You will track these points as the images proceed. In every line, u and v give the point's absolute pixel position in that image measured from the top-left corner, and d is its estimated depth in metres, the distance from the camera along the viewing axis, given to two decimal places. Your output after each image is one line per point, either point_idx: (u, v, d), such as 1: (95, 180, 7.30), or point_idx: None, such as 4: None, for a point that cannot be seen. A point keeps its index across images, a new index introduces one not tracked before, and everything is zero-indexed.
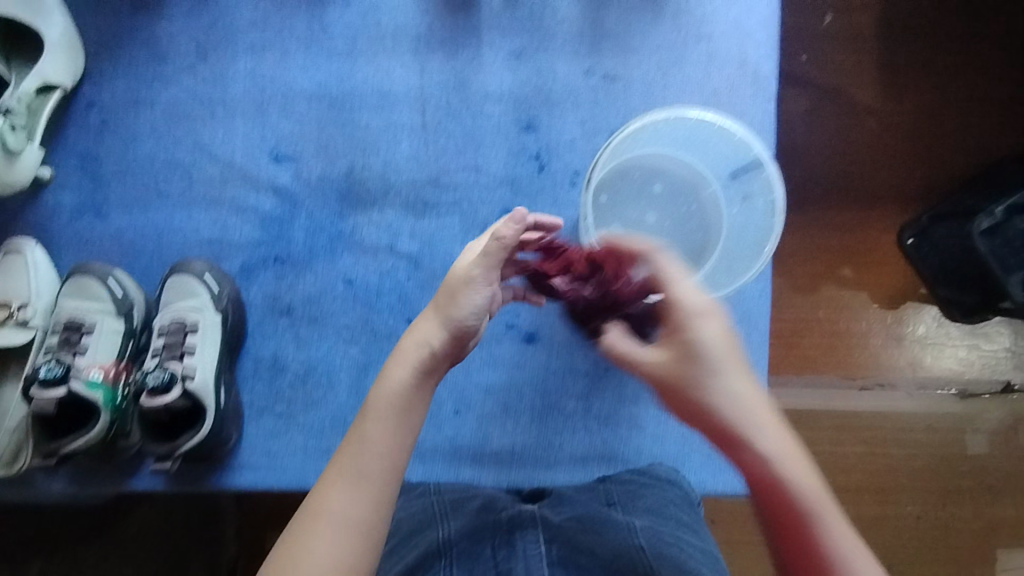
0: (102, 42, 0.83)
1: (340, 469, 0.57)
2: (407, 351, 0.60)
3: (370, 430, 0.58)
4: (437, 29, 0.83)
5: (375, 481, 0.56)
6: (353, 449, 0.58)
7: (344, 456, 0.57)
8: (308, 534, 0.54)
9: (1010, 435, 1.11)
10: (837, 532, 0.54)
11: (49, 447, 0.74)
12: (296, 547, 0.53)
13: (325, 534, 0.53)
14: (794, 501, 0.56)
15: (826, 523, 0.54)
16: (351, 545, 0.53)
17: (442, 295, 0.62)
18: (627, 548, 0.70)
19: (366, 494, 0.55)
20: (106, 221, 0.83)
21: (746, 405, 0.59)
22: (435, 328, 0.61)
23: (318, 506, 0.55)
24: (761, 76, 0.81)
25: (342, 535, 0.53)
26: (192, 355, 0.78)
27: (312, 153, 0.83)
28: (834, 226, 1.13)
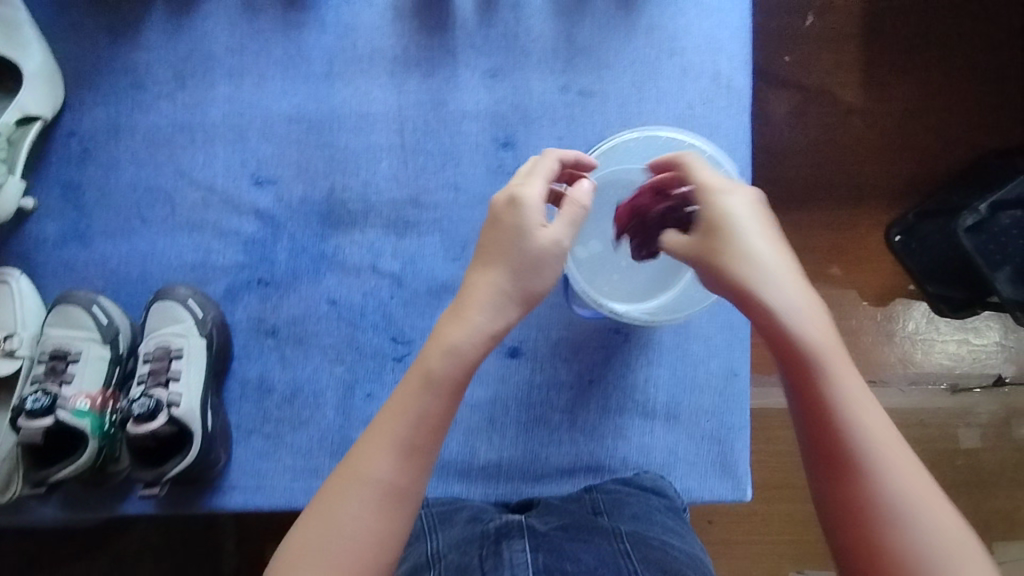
0: (81, 73, 0.85)
1: (377, 440, 0.58)
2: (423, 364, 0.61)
3: (413, 402, 0.59)
4: (413, 50, 0.84)
5: (414, 453, 0.58)
6: (395, 420, 0.58)
7: (383, 428, 0.59)
8: (342, 501, 0.56)
9: (1002, 427, 1.12)
10: (886, 448, 0.50)
11: (37, 476, 0.74)
12: (334, 511, 0.56)
13: (363, 499, 0.56)
14: (833, 396, 0.52)
15: (869, 431, 0.51)
16: (386, 513, 0.56)
17: (522, 263, 0.61)
18: (612, 551, 0.69)
19: (405, 464, 0.57)
20: (90, 248, 0.84)
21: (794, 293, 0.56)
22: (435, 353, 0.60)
23: (355, 473, 0.57)
24: (735, 88, 0.82)
25: (372, 505, 0.56)
26: (176, 381, 0.79)
27: (292, 176, 0.84)
28: (818, 227, 1.14)
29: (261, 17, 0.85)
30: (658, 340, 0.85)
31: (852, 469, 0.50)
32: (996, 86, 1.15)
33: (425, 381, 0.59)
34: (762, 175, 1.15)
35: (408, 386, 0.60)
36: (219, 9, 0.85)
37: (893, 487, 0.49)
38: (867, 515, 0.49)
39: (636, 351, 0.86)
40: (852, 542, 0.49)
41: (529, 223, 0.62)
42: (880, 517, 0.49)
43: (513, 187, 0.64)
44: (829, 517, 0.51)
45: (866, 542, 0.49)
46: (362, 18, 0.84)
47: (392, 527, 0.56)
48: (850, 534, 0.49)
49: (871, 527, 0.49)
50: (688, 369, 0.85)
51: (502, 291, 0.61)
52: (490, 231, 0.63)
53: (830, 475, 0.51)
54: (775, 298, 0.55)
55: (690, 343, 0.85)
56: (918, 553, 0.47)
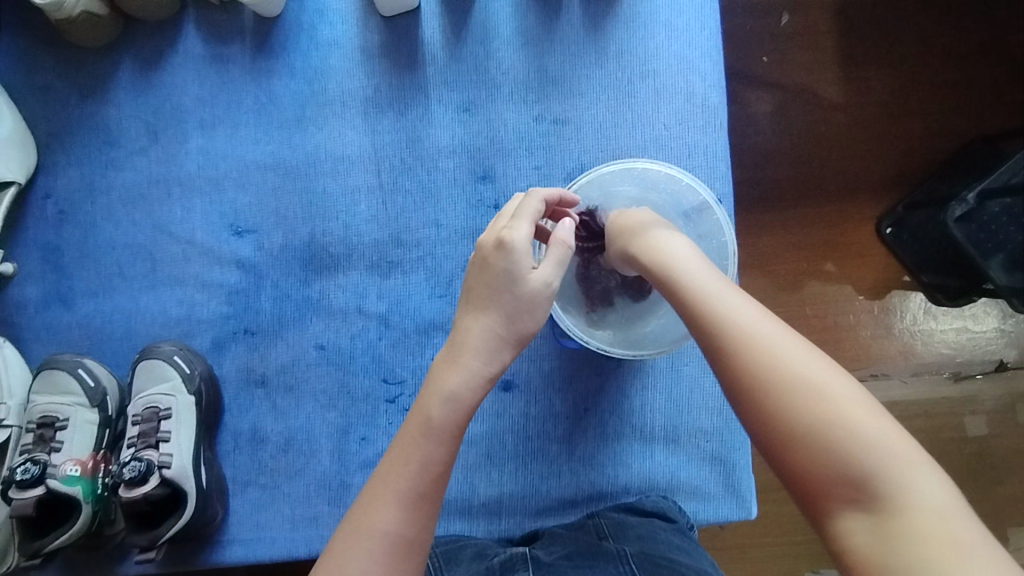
0: (53, 134, 0.85)
1: (378, 492, 0.57)
2: (410, 426, 0.59)
3: (415, 453, 0.58)
4: (384, 89, 0.84)
5: (417, 504, 0.56)
6: (399, 469, 0.57)
7: (384, 479, 0.57)
8: (348, 555, 0.54)
9: (1010, 413, 1.11)
10: (762, 325, 0.52)
11: (32, 546, 0.74)
12: (335, 561, 0.54)
13: (364, 553, 0.54)
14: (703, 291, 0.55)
15: (746, 315, 0.53)
16: (392, 567, 0.54)
17: (516, 307, 0.61)
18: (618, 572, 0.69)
19: (408, 515, 0.56)
20: (73, 309, 0.84)
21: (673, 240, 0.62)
22: (426, 408, 0.59)
23: (361, 527, 0.55)
24: (710, 106, 0.81)
25: (378, 559, 0.54)
26: (167, 442, 0.78)
27: (270, 223, 0.83)
28: (805, 229, 1.14)
29: (229, 67, 0.85)
30: (652, 363, 0.84)
31: (732, 348, 0.51)
32: (978, 76, 1.14)
33: (422, 431, 0.58)
34: (744, 184, 1.15)
35: (410, 434, 0.59)
36: (186, 63, 0.85)
37: (776, 352, 0.49)
38: (757, 392, 0.49)
39: (630, 377, 0.85)
40: (753, 420, 0.49)
41: (520, 267, 0.61)
42: (767, 386, 0.48)
43: (500, 231, 0.63)
44: (732, 402, 0.51)
45: (766, 418, 0.48)
46: (330, 61, 0.84)
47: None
48: (752, 416, 0.49)
49: (758, 398, 0.49)
50: (683, 390, 0.84)
51: (498, 333, 0.60)
52: (480, 275, 0.62)
53: (719, 360, 0.52)
54: (655, 250, 0.62)
55: (681, 364, 0.84)
56: (809, 414, 0.46)
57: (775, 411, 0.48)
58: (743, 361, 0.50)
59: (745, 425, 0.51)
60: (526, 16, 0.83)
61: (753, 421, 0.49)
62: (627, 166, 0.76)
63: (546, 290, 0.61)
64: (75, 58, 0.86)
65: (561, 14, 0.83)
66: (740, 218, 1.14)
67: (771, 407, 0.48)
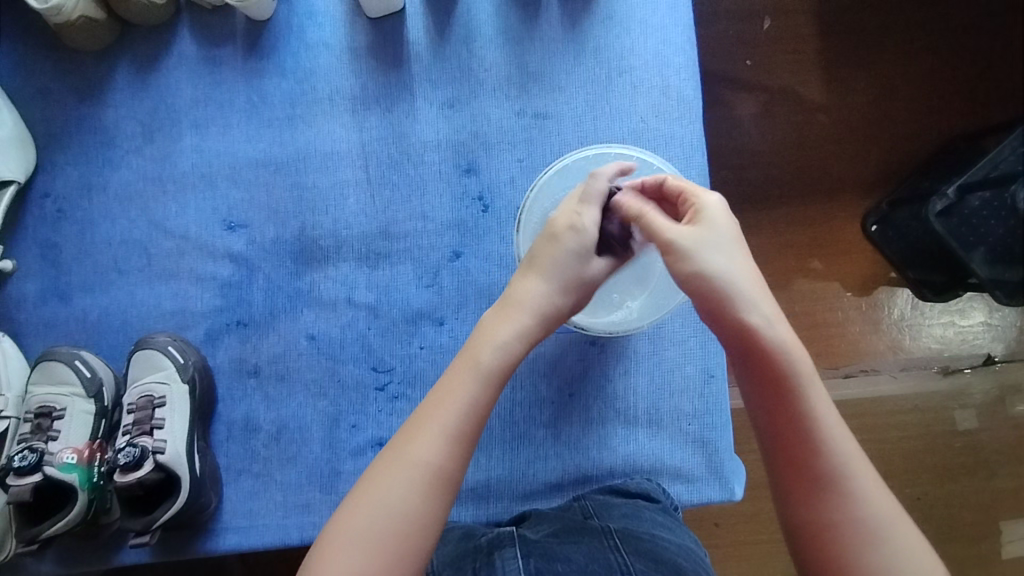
0: (52, 135, 0.88)
1: (424, 421, 0.63)
2: (460, 366, 0.66)
3: (460, 394, 0.64)
4: (372, 87, 0.87)
5: (457, 442, 0.63)
6: (443, 408, 0.63)
7: (431, 412, 0.63)
8: (389, 481, 0.61)
9: (998, 405, 1.13)
10: (861, 479, 0.59)
11: (29, 532, 0.75)
12: (382, 480, 0.61)
13: (407, 477, 0.61)
14: (814, 433, 0.60)
15: (850, 465, 0.59)
16: (427, 495, 0.61)
17: (576, 283, 0.67)
18: (601, 548, 0.71)
19: (450, 451, 0.62)
20: (71, 304, 0.86)
21: (796, 350, 0.61)
22: (484, 348, 0.65)
23: (401, 456, 0.62)
24: (685, 99, 0.84)
25: (417, 486, 0.61)
26: (161, 429, 0.80)
27: (262, 218, 0.86)
28: (787, 221, 1.16)
29: (222, 68, 0.88)
30: (636, 347, 0.87)
31: (827, 497, 0.58)
32: (952, 71, 1.17)
33: (471, 375, 0.64)
34: (726, 178, 1.17)
35: (457, 372, 0.65)
36: (181, 65, 0.88)
37: (865, 512, 0.58)
38: (835, 544, 0.58)
39: (614, 362, 0.87)
40: (817, 558, 0.58)
41: (587, 248, 0.67)
42: (846, 534, 0.57)
43: (572, 212, 0.68)
44: (794, 490, 0.60)
45: (831, 563, 0.58)
46: (319, 62, 0.87)
47: (427, 512, 0.61)
48: (816, 557, 0.58)
49: (835, 546, 0.58)
50: (664, 374, 0.86)
51: (553, 305, 0.67)
52: (547, 247, 0.68)
53: (806, 498, 0.59)
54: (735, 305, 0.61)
55: (663, 351, 0.86)
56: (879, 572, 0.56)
57: (846, 562, 0.57)
58: (831, 512, 0.58)
59: (793, 513, 0.60)
60: (507, 16, 0.87)
61: (815, 555, 0.59)
62: (600, 153, 0.81)
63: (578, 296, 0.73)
64: (72, 61, 0.89)
65: (540, 13, 0.87)
66: None
67: (847, 558, 0.57)
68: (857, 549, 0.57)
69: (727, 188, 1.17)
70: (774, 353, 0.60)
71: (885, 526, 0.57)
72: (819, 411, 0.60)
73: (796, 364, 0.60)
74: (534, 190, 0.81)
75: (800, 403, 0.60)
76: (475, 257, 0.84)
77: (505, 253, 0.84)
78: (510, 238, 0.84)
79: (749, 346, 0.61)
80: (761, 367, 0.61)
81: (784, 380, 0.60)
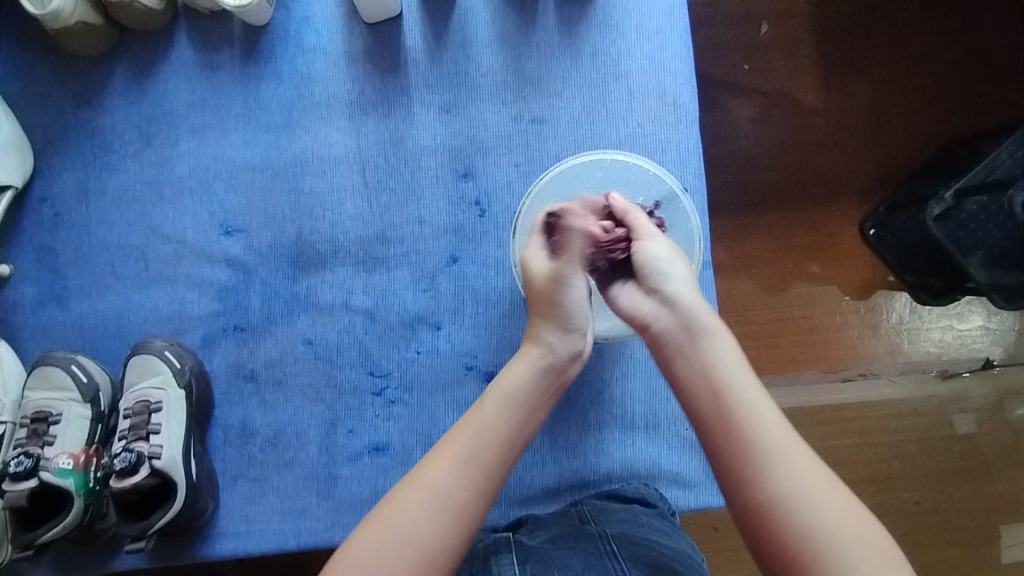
0: (50, 140, 0.89)
1: (445, 451, 0.65)
2: (485, 401, 0.68)
3: (485, 426, 0.66)
4: (369, 92, 0.87)
5: (478, 472, 0.64)
6: (465, 438, 0.65)
7: (451, 442, 0.65)
8: (405, 508, 0.62)
9: (997, 410, 1.13)
10: (797, 458, 0.60)
11: (24, 538, 0.75)
12: (398, 509, 0.62)
13: (426, 505, 0.61)
14: (747, 414, 0.62)
15: (784, 445, 0.60)
16: (444, 528, 0.61)
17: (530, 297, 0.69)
18: (598, 553, 0.71)
19: (470, 480, 0.63)
20: (68, 308, 0.86)
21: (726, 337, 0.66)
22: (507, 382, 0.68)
23: (419, 485, 0.63)
24: (682, 104, 0.84)
25: (431, 513, 0.61)
26: (157, 434, 0.80)
27: (259, 222, 0.86)
28: (785, 226, 1.16)
29: (219, 73, 0.88)
30: (632, 352, 0.87)
31: (766, 477, 0.59)
32: (949, 77, 1.17)
33: (496, 408, 0.67)
34: (724, 183, 1.18)
35: (480, 406, 0.67)
36: (178, 70, 0.89)
37: (803, 489, 0.58)
38: (775, 522, 0.58)
39: (611, 366, 0.87)
40: (761, 538, 0.59)
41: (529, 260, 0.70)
42: (781, 502, 0.58)
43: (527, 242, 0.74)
44: (730, 472, 0.62)
45: (772, 534, 0.58)
46: (316, 68, 0.88)
47: (444, 543, 0.60)
48: (761, 538, 0.59)
49: (776, 525, 0.58)
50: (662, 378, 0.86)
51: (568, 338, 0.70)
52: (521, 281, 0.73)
53: (741, 475, 0.61)
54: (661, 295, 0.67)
55: None
56: (821, 546, 0.56)
57: (788, 539, 0.57)
58: (768, 491, 0.59)
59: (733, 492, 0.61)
60: (504, 22, 0.87)
61: (760, 537, 0.59)
62: (596, 159, 0.81)
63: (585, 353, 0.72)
64: (70, 66, 0.89)
65: (537, 19, 0.87)
66: (723, 216, 1.17)
67: (787, 534, 0.57)
68: (799, 526, 0.57)
69: (724, 192, 1.17)
70: (705, 338, 0.65)
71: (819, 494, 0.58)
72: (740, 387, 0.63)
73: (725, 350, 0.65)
74: (530, 194, 0.81)
75: (732, 385, 0.63)
76: (472, 261, 0.84)
77: (502, 257, 0.84)
78: (506, 243, 0.84)
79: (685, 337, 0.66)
80: (696, 356, 0.65)
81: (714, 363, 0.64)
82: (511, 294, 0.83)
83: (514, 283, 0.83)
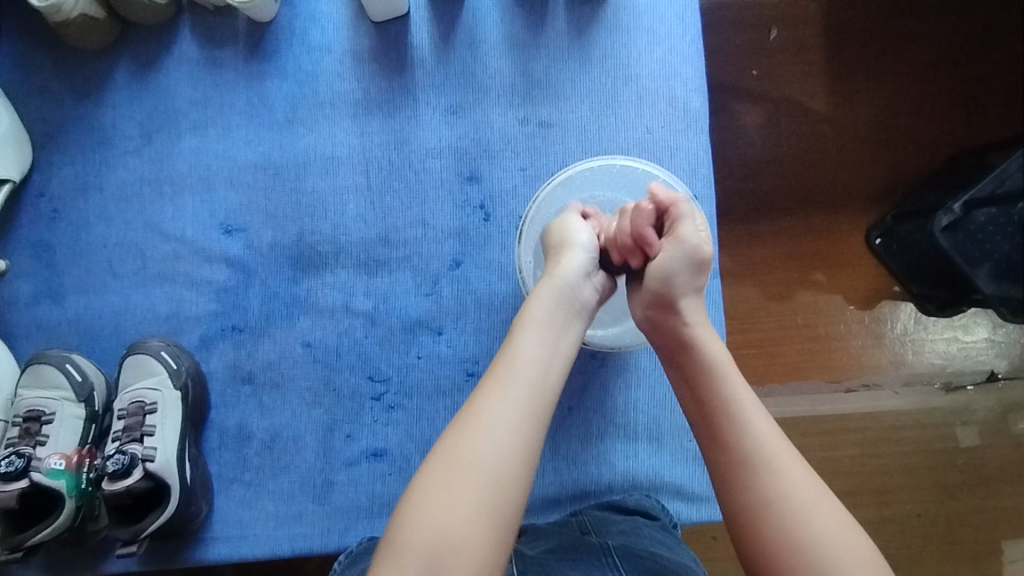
0: (49, 134, 0.87)
1: (494, 377, 0.62)
2: (526, 320, 0.66)
3: (534, 349, 0.63)
4: (374, 92, 0.86)
5: (532, 387, 0.61)
6: (513, 361, 0.62)
7: (500, 366, 0.62)
8: (470, 436, 0.58)
9: (1002, 423, 1.11)
10: (782, 462, 0.59)
11: (13, 540, 0.74)
12: (462, 439, 0.58)
13: (490, 431, 0.58)
14: (733, 418, 0.61)
15: (772, 449, 0.59)
16: (520, 447, 0.58)
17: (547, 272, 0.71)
18: (600, 565, 0.69)
19: (525, 397, 0.60)
20: (64, 305, 0.85)
21: (715, 345, 0.66)
22: (543, 301, 0.67)
23: (479, 414, 0.59)
24: (692, 110, 0.83)
25: (501, 437, 0.58)
26: (152, 436, 0.79)
27: (260, 221, 0.85)
28: (793, 234, 1.15)
29: (222, 69, 0.87)
30: (636, 361, 0.85)
31: (751, 477, 0.58)
32: (961, 87, 1.16)
33: (537, 329, 0.65)
34: (731, 190, 1.16)
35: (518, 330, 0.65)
36: (181, 66, 0.87)
37: (787, 491, 0.57)
38: (759, 523, 0.56)
39: (614, 376, 0.85)
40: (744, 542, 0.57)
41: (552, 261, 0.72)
42: (762, 502, 0.57)
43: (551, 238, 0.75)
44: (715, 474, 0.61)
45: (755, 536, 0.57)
46: (321, 65, 0.86)
47: (519, 463, 0.57)
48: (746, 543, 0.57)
49: (762, 527, 0.56)
50: (665, 389, 0.84)
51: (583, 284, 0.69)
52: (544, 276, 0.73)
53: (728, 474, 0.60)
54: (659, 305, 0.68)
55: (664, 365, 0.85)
56: (805, 552, 0.54)
57: (772, 541, 0.56)
58: (748, 492, 0.58)
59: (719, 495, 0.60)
60: (512, 23, 0.86)
61: (742, 541, 0.58)
62: (606, 164, 0.80)
63: (596, 296, 0.71)
64: (72, 60, 0.88)
65: (547, 20, 0.86)
66: (730, 223, 1.15)
67: (770, 537, 0.56)
68: (783, 529, 0.56)
69: (731, 200, 1.16)
70: (698, 344, 0.66)
71: (803, 497, 0.57)
72: (732, 390, 0.63)
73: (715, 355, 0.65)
74: (538, 198, 0.80)
75: (720, 390, 0.63)
76: (475, 265, 0.83)
77: (506, 262, 0.82)
78: (511, 248, 0.83)
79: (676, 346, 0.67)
80: (687, 363, 0.66)
81: (701, 367, 0.65)
82: (515, 300, 0.82)
83: (517, 289, 0.82)
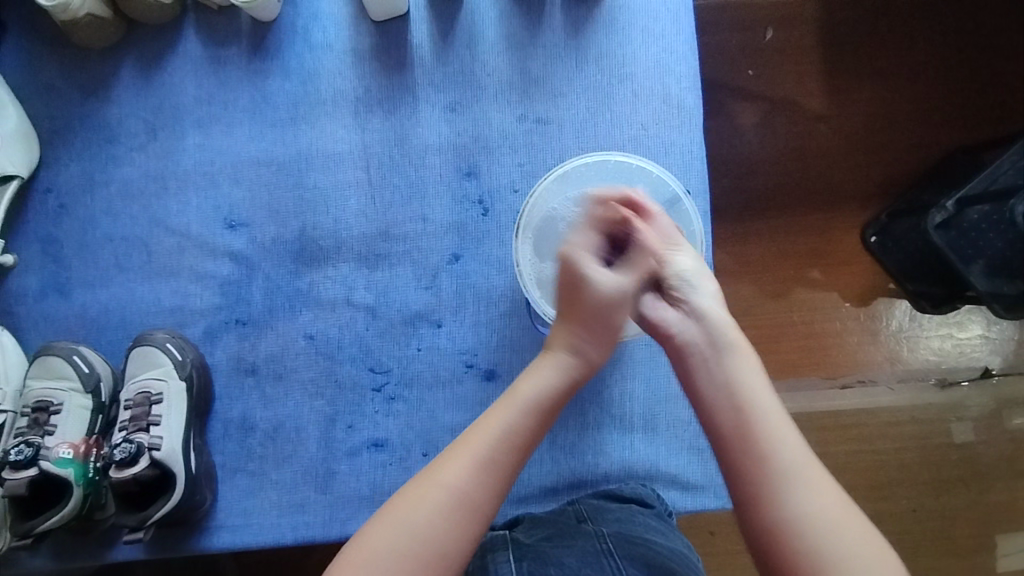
0: (56, 131, 0.89)
1: (459, 446, 0.63)
2: (506, 400, 0.65)
3: (504, 430, 0.63)
4: (375, 90, 0.87)
5: (489, 470, 0.62)
6: (480, 437, 0.63)
7: (468, 437, 0.63)
8: (416, 503, 0.60)
9: (995, 418, 1.13)
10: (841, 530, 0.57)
11: (23, 527, 0.75)
12: (411, 505, 0.60)
13: (436, 502, 0.60)
14: (785, 468, 0.59)
15: (833, 518, 0.57)
16: (459, 524, 0.60)
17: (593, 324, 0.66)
18: (595, 551, 0.70)
19: (477, 477, 0.61)
20: (71, 299, 0.87)
21: (761, 389, 0.63)
22: (533, 380, 0.66)
23: (431, 479, 0.61)
24: (686, 107, 0.85)
25: (444, 511, 0.60)
26: (158, 425, 0.80)
27: (263, 217, 0.87)
28: (787, 231, 1.17)
29: (227, 67, 0.89)
30: (633, 353, 0.87)
31: (802, 540, 0.56)
32: (952, 85, 1.18)
33: (513, 408, 0.65)
34: (727, 187, 1.18)
35: (499, 405, 0.65)
36: (185, 64, 0.89)
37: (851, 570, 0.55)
38: None
39: (610, 368, 0.87)
40: (768, 558, 0.58)
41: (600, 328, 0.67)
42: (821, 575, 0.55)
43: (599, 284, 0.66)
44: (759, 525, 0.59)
45: None
46: (322, 63, 0.88)
47: (456, 540, 0.59)
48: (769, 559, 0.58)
49: None
50: (662, 381, 0.86)
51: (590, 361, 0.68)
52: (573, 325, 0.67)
53: (778, 528, 0.58)
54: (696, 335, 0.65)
55: (659, 358, 0.86)
56: None
57: None
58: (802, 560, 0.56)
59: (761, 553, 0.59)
60: (510, 22, 0.88)
61: None
62: (601, 159, 0.81)
63: None
64: (79, 58, 0.90)
65: (544, 19, 0.87)
66: (724, 220, 1.17)
67: None
68: None
69: (727, 197, 1.17)
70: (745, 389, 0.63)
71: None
72: (784, 441, 0.60)
73: (762, 401, 0.62)
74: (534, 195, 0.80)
75: (771, 440, 0.60)
76: (474, 260, 0.84)
77: (504, 256, 0.84)
78: (509, 243, 0.84)
79: (726, 387, 0.63)
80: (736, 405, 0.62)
81: (749, 416, 0.61)
82: (513, 293, 0.84)
83: (515, 282, 0.84)
